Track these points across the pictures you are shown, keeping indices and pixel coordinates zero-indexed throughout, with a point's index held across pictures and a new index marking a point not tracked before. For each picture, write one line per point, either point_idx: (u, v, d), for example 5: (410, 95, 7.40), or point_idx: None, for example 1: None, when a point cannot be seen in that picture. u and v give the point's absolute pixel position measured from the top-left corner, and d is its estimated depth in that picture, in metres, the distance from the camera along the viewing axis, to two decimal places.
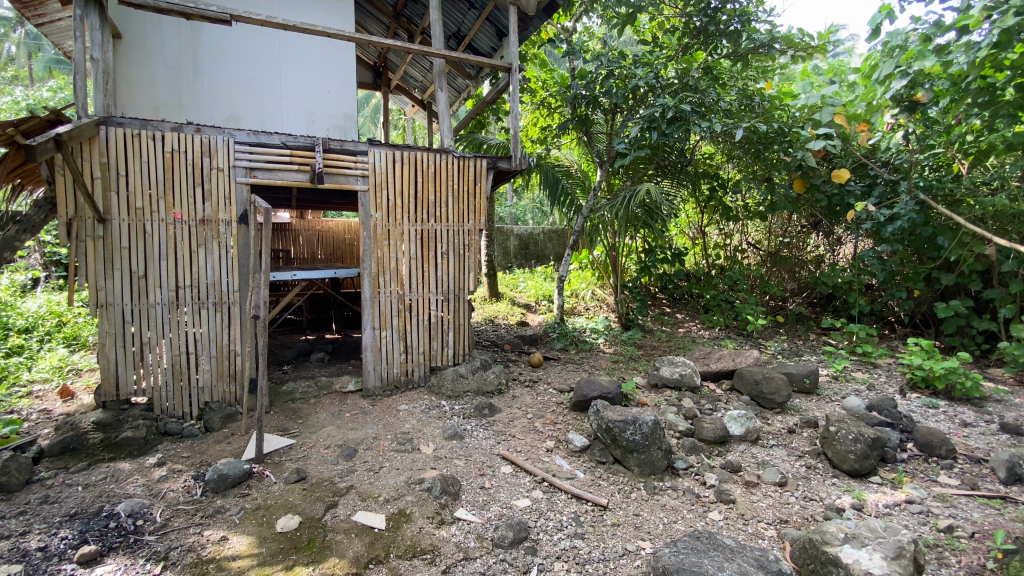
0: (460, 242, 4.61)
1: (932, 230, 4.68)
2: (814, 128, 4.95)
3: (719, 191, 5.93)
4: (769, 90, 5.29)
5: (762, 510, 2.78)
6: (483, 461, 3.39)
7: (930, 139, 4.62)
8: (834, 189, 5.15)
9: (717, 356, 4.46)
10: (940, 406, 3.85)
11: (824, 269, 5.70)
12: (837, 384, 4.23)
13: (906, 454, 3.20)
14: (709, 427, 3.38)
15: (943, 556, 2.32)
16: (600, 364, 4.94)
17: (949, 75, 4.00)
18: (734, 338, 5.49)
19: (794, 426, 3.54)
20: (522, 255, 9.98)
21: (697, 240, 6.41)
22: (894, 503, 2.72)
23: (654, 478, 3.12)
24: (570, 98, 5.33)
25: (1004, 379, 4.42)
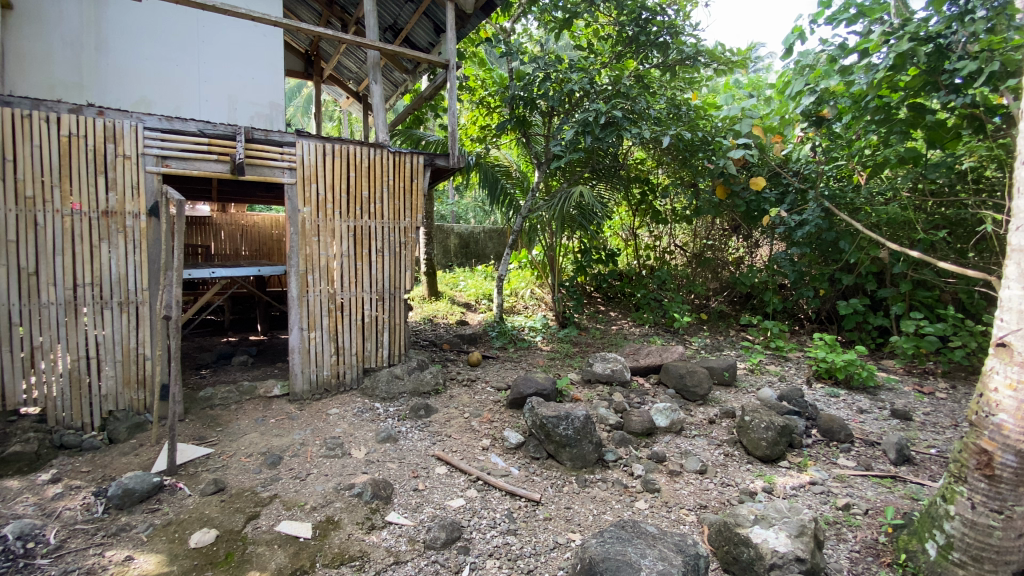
0: (395, 240, 4.50)
1: (835, 235, 5.13)
2: (734, 138, 5.33)
3: (650, 195, 6.24)
4: (695, 100, 5.61)
5: (684, 497, 2.93)
6: (417, 463, 3.33)
7: (833, 152, 5.09)
8: (751, 196, 5.52)
9: (646, 352, 4.67)
10: (841, 395, 4.23)
11: (743, 270, 6.10)
12: (753, 376, 4.55)
13: (811, 439, 3.49)
14: (637, 420, 3.53)
15: (840, 532, 2.56)
16: (537, 361, 5.00)
17: (850, 94, 4.47)
18: (662, 335, 5.75)
19: (715, 417, 3.76)
20: (463, 254, 9.92)
21: (630, 241, 6.66)
22: (800, 485, 2.97)
23: (585, 471, 3.21)
24: (508, 98, 5.36)
25: (895, 369, 4.93)
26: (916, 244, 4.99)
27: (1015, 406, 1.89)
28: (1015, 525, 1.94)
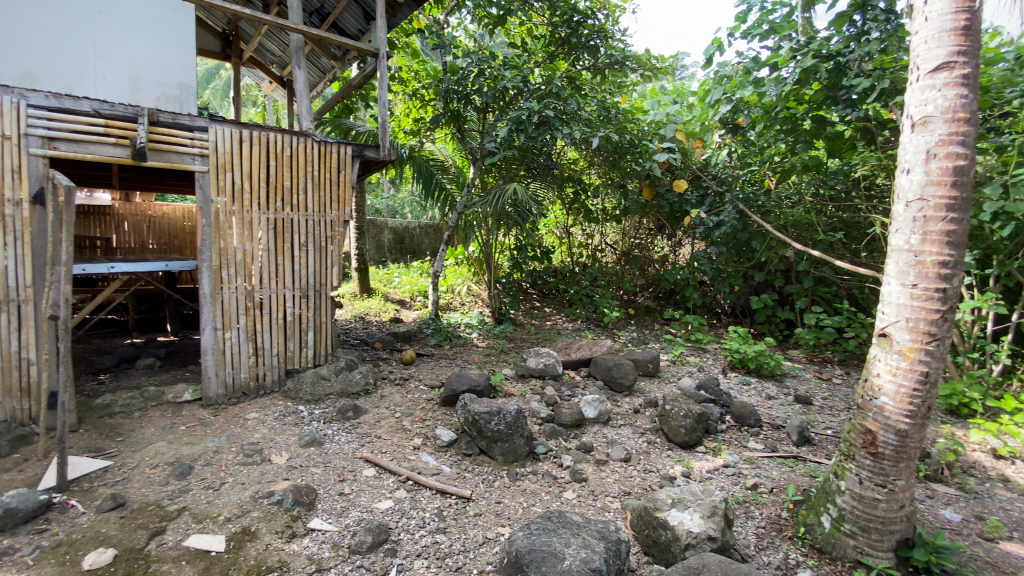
0: (321, 234, 4.30)
1: (748, 235, 5.53)
2: (660, 142, 5.64)
3: (583, 195, 6.37)
4: (623, 104, 5.83)
5: (609, 485, 3.04)
6: (344, 466, 3.22)
7: (747, 158, 5.46)
8: (674, 198, 5.84)
9: (577, 346, 4.79)
10: (752, 382, 4.57)
11: (667, 267, 6.42)
12: (675, 367, 4.81)
13: (725, 424, 3.74)
14: (567, 412, 3.63)
15: (749, 510, 2.76)
16: (473, 358, 4.97)
17: (762, 105, 4.85)
18: (593, 329, 5.94)
19: (639, 407, 3.93)
20: (398, 249, 9.68)
21: (563, 239, 6.80)
22: (714, 468, 3.17)
23: (516, 465, 3.24)
24: (441, 92, 5.29)
25: (799, 357, 5.40)
26: (817, 244, 5.48)
27: (896, 390, 2.12)
28: (896, 497, 2.18)
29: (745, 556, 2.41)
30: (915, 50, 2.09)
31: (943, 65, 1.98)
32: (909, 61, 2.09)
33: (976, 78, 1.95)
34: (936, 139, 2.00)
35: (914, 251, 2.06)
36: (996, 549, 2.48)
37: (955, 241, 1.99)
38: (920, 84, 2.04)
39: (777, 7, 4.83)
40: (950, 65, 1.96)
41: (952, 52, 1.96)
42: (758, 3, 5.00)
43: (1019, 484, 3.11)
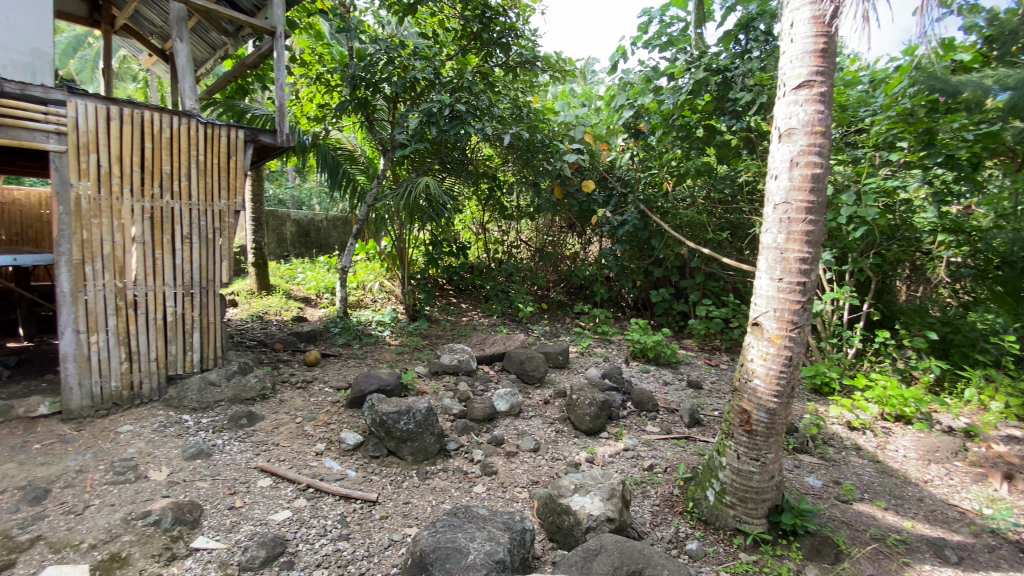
0: (208, 225, 3.91)
1: (648, 234, 5.92)
2: (570, 142, 5.88)
3: (497, 191, 6.37)
4: (535, 104, 5.94)
5: (518, 475, 3.10)
6: (235, 478, 2.97)
7: (647, 162, 5.85)
8: (583, 198, 6.00)
9: (491, 341, 4.80)
10: (651, 370, 4.90)
11: (578, 263, 6.64)
12: (583, 358, 5.01)
13: (626, 411, 3.96)
14: (479, 406, 3.61)
15: (645, 490, 2.94)
16: (384, 356, 4.79)
17: (660, 112, 5.21)
18: (508, 325, 5.99)
19: (549, 398, 4.04)
20: (302, 243, 9.11)
21: (480, 235, 6.77)
22: (616, 452, 3.35)
23: (426, 463, 3.18)
24: (348, 78, 5.05)
25: (692, 346, 5.87)
26: (708, 242, 5.97)
27: (766, 372, 2.36)
28: (767, 468, 2.43)
29: (641, 533, 2.58)
30: (782, 68, 2.33)
31: (804, 83, 2.23)
32: (777, 77, 2.32)
33: (829, 96, 2.22)
34: (798, 149, 2.25)
35: (780, 249, 2.31)
36: (849, 508, 2.87)
37: (812, 240, 2.26)
38: (786, 99, 2.28)
39: (673, 21, 5.18)
40: (810, 83, 2.21)
41: (811, 72, 2.21)
42: (657, 16, 5.34)
43: (866, 451, 3.63)
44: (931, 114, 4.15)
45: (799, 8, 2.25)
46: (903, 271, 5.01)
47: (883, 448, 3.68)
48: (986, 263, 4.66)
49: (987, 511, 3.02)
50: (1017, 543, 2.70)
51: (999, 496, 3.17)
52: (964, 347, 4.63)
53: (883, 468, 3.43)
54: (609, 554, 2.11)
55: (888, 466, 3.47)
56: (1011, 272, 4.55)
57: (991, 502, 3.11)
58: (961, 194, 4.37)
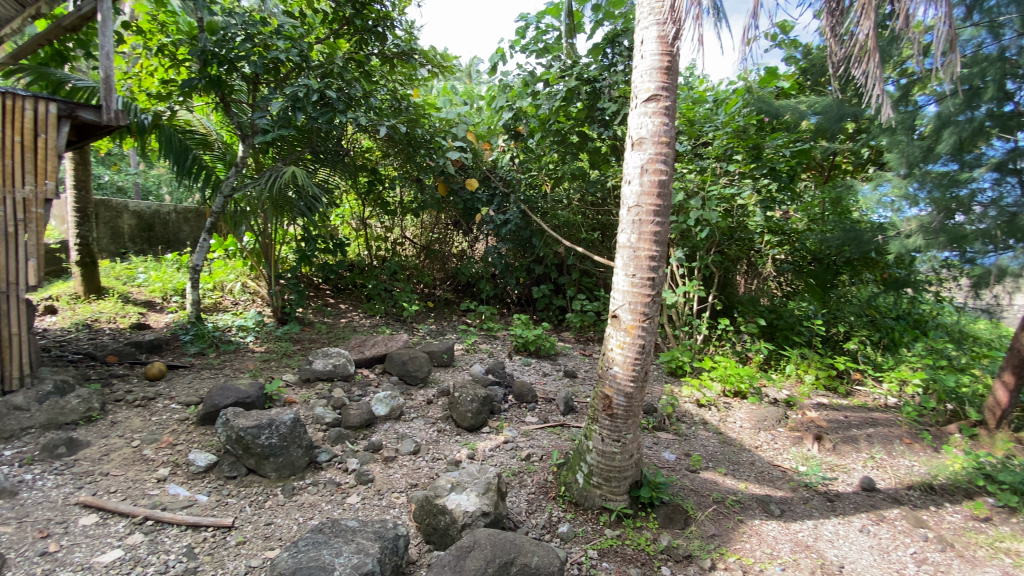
0: (7, 217, 3.19)
1: (530, 233, 6.11)
2: (452, 139, 5.80)
3: (378, 185, 6.01)
4: (415, 98, 5.80)
5: (396, 480, 3.00)
6: (49, 518, 2.47)
7: (528, 163, 6.04)
8: (467, 195, 6.01)
9: (371, 342, 4.56)
10: (532, 363, 5.08)
11: (464, 261, 6.63)
12: (468, 355, 5.01)
13: (508, 404, 4.04)
14: (355, 413, 3.44)
15: (522, 480, 3.02)
16: (246, 366, 4.33)
17: (537, 116, 5.45)
18: (391, 325, 5.75)
19: (432, 397, 3.97)
20: (144, 239, 7.90)
21: (359, 231, 6.43)
22: (496, 445, 3.40)
23: (293, 479, 2.95)
24: (196, 52, 4.47)
25: (569, 338, 6.21)
26: (582, 241, 6.33)
27: (624, 359, 2.57)
28: (627, 448, 2.64)
29: (516, 523, 2.66)
30: (634, 81, 2.53)
31: (652, 97, 2.44)
32: (630, 89, 2.53)
33: (672, 110, 2.46)
34: (647, 157, 2.47)
35: (633, 248, 2.52)
36: (696, 477, 3.24)
37: (660, 240, 2.50)
38: (637, 111, 2.49)
39: (548, 29, 5.40)
40: (657, 97, 2.43)
41: (658, 87, 2.43)
42: (534, 22, 5.52)
43: (711, 425, 4.13)
44: (759, 132, 4.85)
45: (647, 28, 2.46)
46: (742, 266, 5.77)
47: (724, 421, 4.23)
48: (802, 259, 5.53)
49: (802, 467, 3.61)
50: (823, 493, 3.28)
51: (810, 454, 3.81)
52: (785, 330, 5.48)
53: (724, 438, 3.94)
54: (482, 548, 2.13)
55: (728, 436, 3.99)
56: (821, 267, 5.46)
57: (805, 460, 3.72)
58: (782, 201, 5.15)
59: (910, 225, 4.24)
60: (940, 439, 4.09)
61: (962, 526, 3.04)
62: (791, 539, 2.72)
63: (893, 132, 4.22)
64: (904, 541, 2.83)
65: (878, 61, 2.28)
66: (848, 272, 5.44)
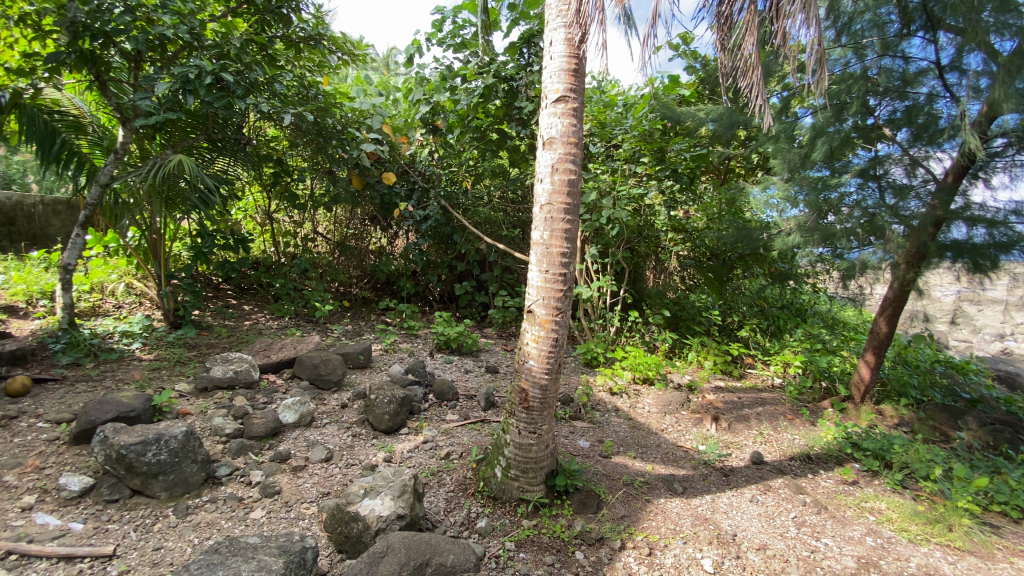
0: None
1: (451, 229, 6.05)
2: (367, 131, 5.57)
3: (284, 176, 5.60)
4: (326, 86, 5.51)
5: (306, 490, 2.83)
6: None
7: (446, 158, 5.97)
8: (384, 190, 5.83)
9: (279, 345, 4.27)
10: (453, 360, 5.04)
11: (382, 258, 6.41)
12: (387, 355, 4.86)
13: (428, 403, 3.98)
14: (259, 422, 3.22)
15: (441, 479, 2.99)
16: (132, 376, 3.89)
17: (455, 111, 5.42)
18: (302, 326, 5.42)
19: (346, 401, 3.81)
20: (3, 234, 6.82)
21: (265, 226, 6.01)
22: (415, 446, 3.33)
23: (187, 497, 2.70)
24: (61, 22, 3.91)
25: (491, 334, 6.25)
26: (503, 238, 6.38)
27: (538, 353, 2.63)
28: (543, 439, 2.70)
29: (434, 522, 2.62)
30: (544, 81, 2.59)
31: (561, 98, 2.51)
32: (540, 89, 2.58)
33: (580, 112, 2.54)
34: (557, 156, 2.53)
35: (545, 245, 2.58)
36: (608, 462, 3.40)
37: (570, 238, 2.58)
38: (547, 111, 2.54)
39: (465, 24, 5.36)
40: (565, 99, 2.50)
41: (566, 88, 2.50)
42: (450, 16, 5.46)
43: (623, 411, 4.36)
44: (664, 136, 5.17)
45: (555, 30, 2.53)
46: (651, 262, 6.11)
47: (635, 407, 4.48)
48: (702, 255, 5.99)
49: (702, 446, 3.92)
50: (720, 468, 3.58)
51: (709, 434, 4.15)
52: (688, 320, 5.94)
53: (634, 423, 4.18)
54: (396, 552, 2.08)
55: (637, 421, 4.24)
56: (718, 262, 5.93)
57: (704, 439, 4.04)
58: (684, 201, 5.54)
59: (790, 224, 4.71)
60: (817, 414, 4.62)
61: (833, 490, 3.46)
62: (692, 514, 2.94)
63: (777, 140, 4.70)
64: (786, 507, 3.16)
65: (761, 74, 2.51)
66: (741, 266, 5.90)
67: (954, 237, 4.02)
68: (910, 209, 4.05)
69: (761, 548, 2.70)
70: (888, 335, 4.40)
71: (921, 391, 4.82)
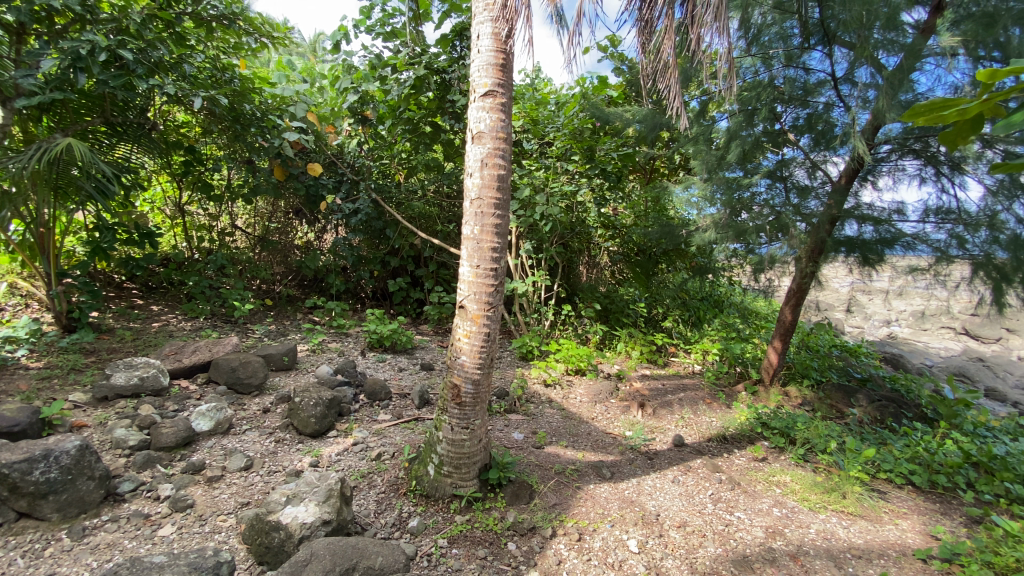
0: None
1: (383, 224, 5.87)
2: (290, 119, 5.26)
3: (196, 165, 5.20)
4: (243, 70, 5.14)
5: (223, 502, 2.66)
6: None
7: (377, 150, 5.78)
8: (309, 181, 5.56)
9: (191, 348, 3.97)
10: (386, 359, 4.93)
11: (309, 254, 6.12)
12: (314, 356, 4.65)
13: (358, 404, 3.86)
14: (168, 432, 2.98)
15: (371, 481, 2.91)
16: (16, 387, 3.46)
17: (385, 101, 5.25)
18: (220, 327, 5.06)
19: (269, 405, 3.61)
20: None
21: (175, 219, 5.55)
22: (344, 449, 3.22)
23: (83, 518, 2.45)
24: None
25: (427, 330, 6.17)
26: (437, 233, 6.30)
27: (470, 349, 2.62)
28: (475, 434, 2.70)
29: (363, 526, 2.55)
30: (472, 75, 2.57)
31: (489, 92, 2.51)
32: (468, 83, 2.56)
33: (508, 107, 2.55)
34: (486, 151, 2.53)
35: (476, 240, 2.57)
36: (541, 452, 3.48)
37: (500, 232, 2.59)
38: (475, 105, 2.54)
39: (395, 13, 5.21)
40: (493, 93, 2.50)
41: (494, 83, 2.51)
42: (379, 3, 5.27)
43: (556, 402, 4.47)
44: (594, 135, 5.32)
45: (482, 23, 2.51)
46: (583, 257, 6.31)
47: (567, 398, 4.61)
48: (630, 250, 6.25)
49: (629, 432, 4.10)
50: (645, 452, 3.77)
51: (636, 420, 4.35)
52: (617, 313, 6.20)
53: (567, 413, 4.30)
54: (320, 559, 2.02)
55: (570, 411, 4.36)
56: (644, 257, 6.21)
57: (631, 425, 4.23)
58: (613, 198, 5.73)
59: (707, 221, 5.01)
60: (732, 397, 4.98)
61: (745, 466, 3.75)
62: (619, 498, 3.07)
63: (696, 142, 4.98)
64: (704, 485, 3.38)
65: (678, 79, 2.64)
66: (665, 261, 6.20)
67: (847, 234, 4.47)
68: (810, 208, 4.43)
69: (682, 525, 2.87)
70: (792, 322, 4.81)
71: (820, 372, 5.33)
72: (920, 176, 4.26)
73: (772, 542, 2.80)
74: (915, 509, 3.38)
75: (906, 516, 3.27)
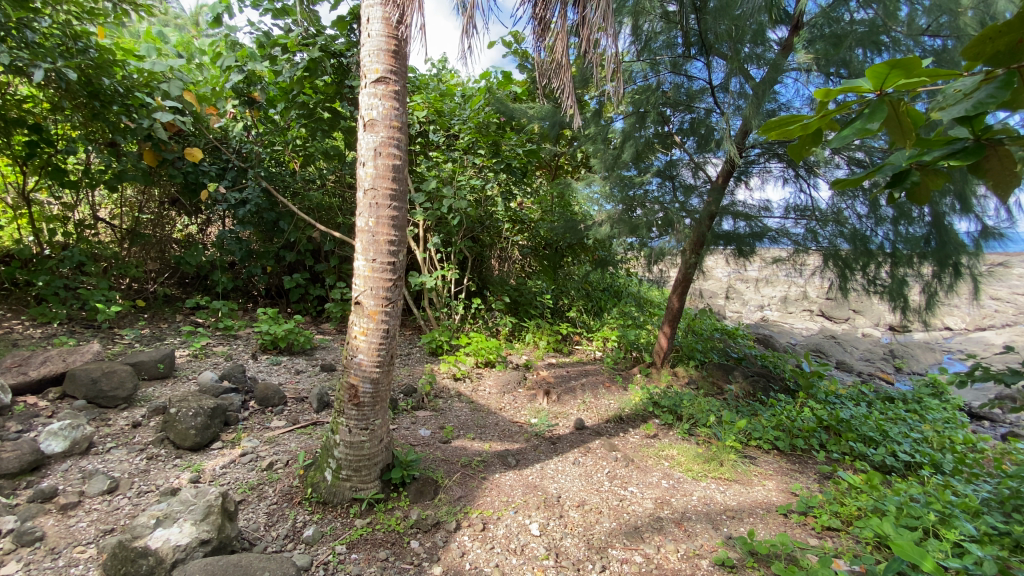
0: None
1: (275, 215, 5.44)
2: (162, 98, 4.62)
3: (43, 146, 4.50)
4: (101, 39, 4.48)
5: (81, 531, 2.35)
6: None
7: (267, 136, 5.34)
8: (188, 167, 5.03)
9: (39, 359, 3.46)
10: (282, 361, 4.64)
11: (190, 249, 5.55)
12: (197, 361, 4.24)
13: (248, 412, 3.60)
14: (8, 456, 2.58)
15: (262, 492, 2.74)
16: None
17: (276, 83, 4.86)
18: (79, 332, 4.43)
19: (139, 419, 3.25)
20: None
21: (18, 208, 4.78)
22: (230, 461, 2.99)
23: None
24: None
25: (329, 329, 5.90)
26: (339, 226, 6.01)
27: (368, 346, 2.54)
28: (376, 434, 2.64)
29: (252, 541, 2.39)
30: (362, 60, 2.47)
31: (380, 79, 2.43)
32: (358, 68, 2.46)
33: (401, 95, 2.49)
34: (378, 140, 2.45)
35: (372, 232, 2.49)
36: (447, 446, 3.48)
37: (397, 225, 2.53)
38: (366, 91, 2.44)
39: None
40: (385, 80, 2.43)
41: (386, 70, 2.43)
42: None
43: (464, 395, 4.50)
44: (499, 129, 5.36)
45: (373, 6, 2.42)
46: (493, 251, 6.38)
47: (475, 390, 4.67)
48: (538, 244, 6.45)
49: (534, 419, 4.25)
50: (548, 438, 3.93)
51: (541, 407, 4.51)
52: (525, 305, 6.38)
53: (475, 405, 4.35)
54: None
55: (477, 402, 4.42)
56: (551, 251, 6.44)
57: (537, 413, 4.38)
58: (518, 192, 5.85)
59: (603, 216, 5.29)
60: (628, 378, 5.33)
61: (638, 444, 4.04)
62: (523, 484, 3.18)
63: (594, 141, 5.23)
64: (601, 464, 3.60)
65: (570, 79, 2.74)
66: (570, 254, 6.46)
67: (725, 229, 4.93)
68: (693, 205, 4.84)
69: (580, 505, 3.03)
70: (679, 309, 5.25)
71: (704, 354, 5.88)
72: (784, 176, 4.83)
73: (660, 512, 3.05)
74: (779, 470, 3.86)
75: (771, 477, 3.72)
